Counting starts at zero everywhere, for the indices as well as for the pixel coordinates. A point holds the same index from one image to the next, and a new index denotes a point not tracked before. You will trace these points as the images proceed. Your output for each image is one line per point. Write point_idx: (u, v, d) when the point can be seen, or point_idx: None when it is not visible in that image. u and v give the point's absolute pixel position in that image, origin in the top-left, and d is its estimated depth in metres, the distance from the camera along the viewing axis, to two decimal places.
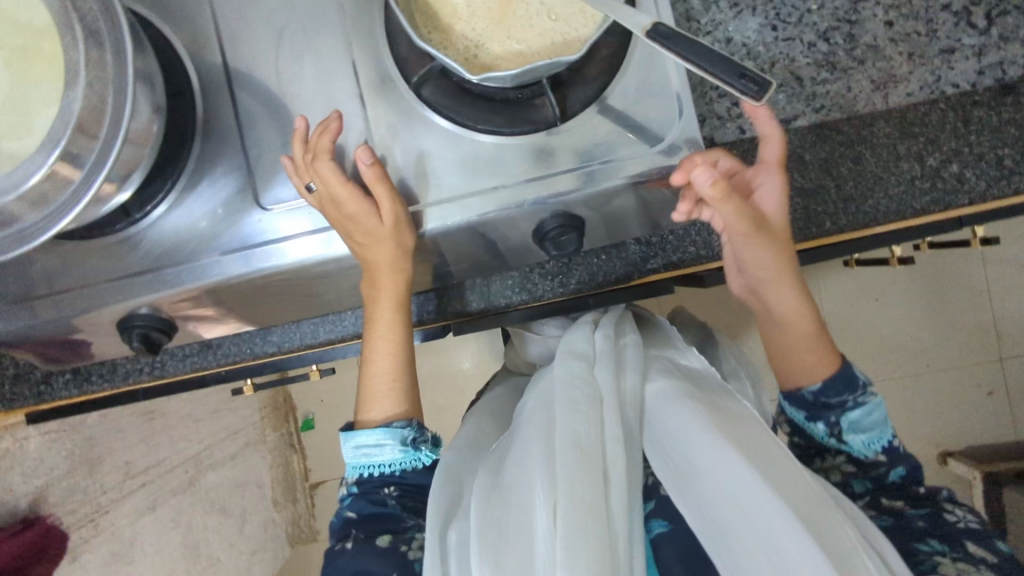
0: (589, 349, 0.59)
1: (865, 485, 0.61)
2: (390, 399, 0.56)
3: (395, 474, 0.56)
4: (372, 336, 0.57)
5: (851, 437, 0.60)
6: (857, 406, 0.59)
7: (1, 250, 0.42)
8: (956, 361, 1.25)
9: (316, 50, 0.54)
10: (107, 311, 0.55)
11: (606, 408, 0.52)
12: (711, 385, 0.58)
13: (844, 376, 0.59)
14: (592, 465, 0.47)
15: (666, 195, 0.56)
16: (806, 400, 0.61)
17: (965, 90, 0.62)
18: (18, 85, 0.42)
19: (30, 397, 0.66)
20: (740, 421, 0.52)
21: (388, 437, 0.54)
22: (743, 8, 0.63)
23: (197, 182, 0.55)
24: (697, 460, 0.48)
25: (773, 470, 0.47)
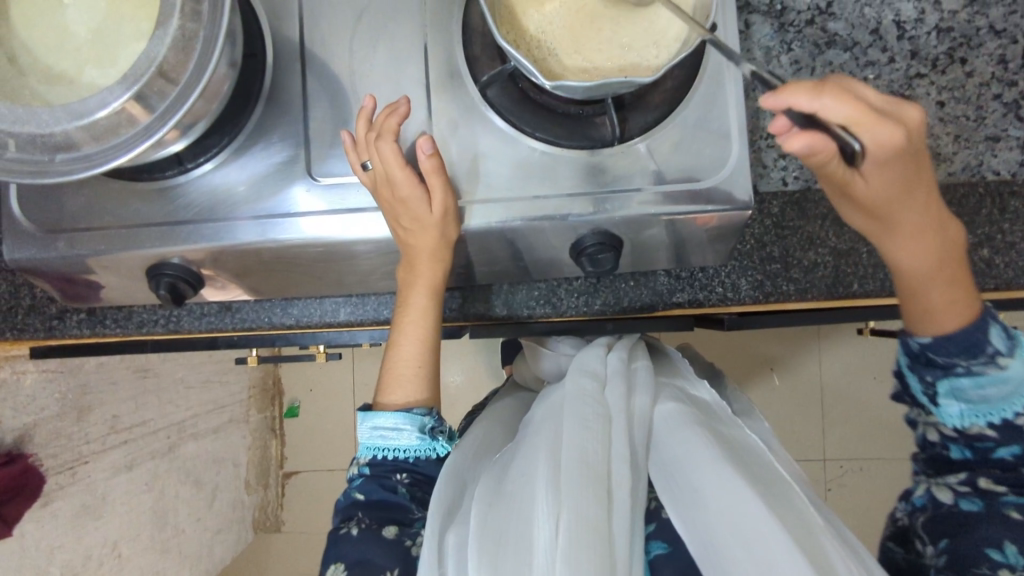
0: (601, 369, 0.59)
1: (963, 452, 0.49)
2: (413, 385, 0.57)
3: (408, 461, 0.56)
4: (402, 321, 0.57)
5: (949, 402, 0.48)
6: (970, 374, 0.46)
7: (62, 172, 0.42)
8: None
9: (392, 36, 0.55)
10: (142, 254, 0.56)
11: (614, 428, 0.52)
12: (720, 418, 0.58)
13: (962, 336, 0.46)
14: (598, 481, 0.47)
15: (705, 234, 0.57)
16: (908, 349, 0.49)
17: (1004, 179, 0.64)
18: (110, 20, 0.43)
19: (40, 330, 0.65)
20: (745, 457, 0.52)
21: (407, 422, 0.55)
22: (802, 67, 0.65)
23: (253, 144, 0.55)
24: (701, 484, 0.48)
25: (777, 504, 0.47)
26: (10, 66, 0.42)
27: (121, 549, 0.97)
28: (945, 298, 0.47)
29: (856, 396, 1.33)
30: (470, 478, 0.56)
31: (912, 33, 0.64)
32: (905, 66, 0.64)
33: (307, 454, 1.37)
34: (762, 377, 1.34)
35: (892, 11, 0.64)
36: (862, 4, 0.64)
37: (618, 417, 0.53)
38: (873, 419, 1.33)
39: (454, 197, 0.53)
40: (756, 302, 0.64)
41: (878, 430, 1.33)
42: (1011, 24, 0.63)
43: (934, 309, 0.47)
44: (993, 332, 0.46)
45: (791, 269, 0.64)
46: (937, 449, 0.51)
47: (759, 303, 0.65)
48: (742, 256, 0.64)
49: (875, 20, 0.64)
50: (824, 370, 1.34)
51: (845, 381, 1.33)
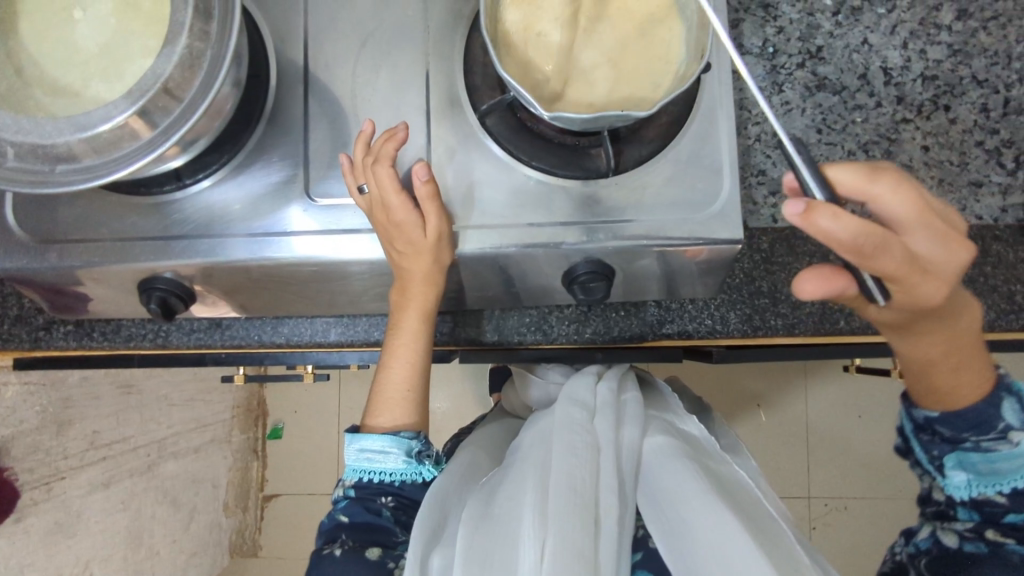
0: (590, 399, 0.59)
1: (970, 515, 0.50)
2: (401, 409, 0.57)
3: (393, 484, 0.56)
4: (394, 344, 0.57)
5: (955, 471, 0.49)
6: (979, 450, 0.48)
7: (63, 182, 0.42)
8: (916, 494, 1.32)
9: (395, 63, 0.57)
10: (134, 267, 0.55)
11: (602, 458, 0.52)
12: (707, 453, 0.58)
13: (974, 414, 0.47)
14: (585, 510, 0.47)
15: (695, 266, 0.57)
16: (915, 419, 0.51)
17: (987, 224, 0.65)
18: (119, 37, 0.44)
19: (26, 340, 0.64)
20: (731, 493, 0.52)
21: (394, 445, 0.55)
22: (793, 107, 0.67)
23: (253, 163, 0.56)
24: (689, 516, 0.48)
25: (764, 541, 0.46)
26: (16, 76, 0.43)
27: (93, 569, 0.94)
28: (963, 380, 0.47)
29: (841, 436, 1.34)
30: (456, 505, 0.55)
31: (898, 79, 0.66)
32: (891, 110, 0.66)
33: (289, 477, 1.35)
34: (748, 413, 1.35)
35: (879, 58, 0.66)
36: (850, 50, 0.67)
37: (606, 448, 0.53)
38: (857, 459, 1.33)
39: (450, 223, 0.53)
40: (744, 336, 0.65)
41: (863, 471, 1.33)
42: (993, 75, 0.66)
43: (955, 389, 0.48)
44: (1005, 406, 0.47)
45: (779, 304, 0.65)
46: (944, 508, 0.52)
47: (747, 336, 0.65)
48: (731, 290, 0.65)
49: (863, 65, 0.67)
50: (809, 408, 1.34)
51: (829, 420, 1.34)
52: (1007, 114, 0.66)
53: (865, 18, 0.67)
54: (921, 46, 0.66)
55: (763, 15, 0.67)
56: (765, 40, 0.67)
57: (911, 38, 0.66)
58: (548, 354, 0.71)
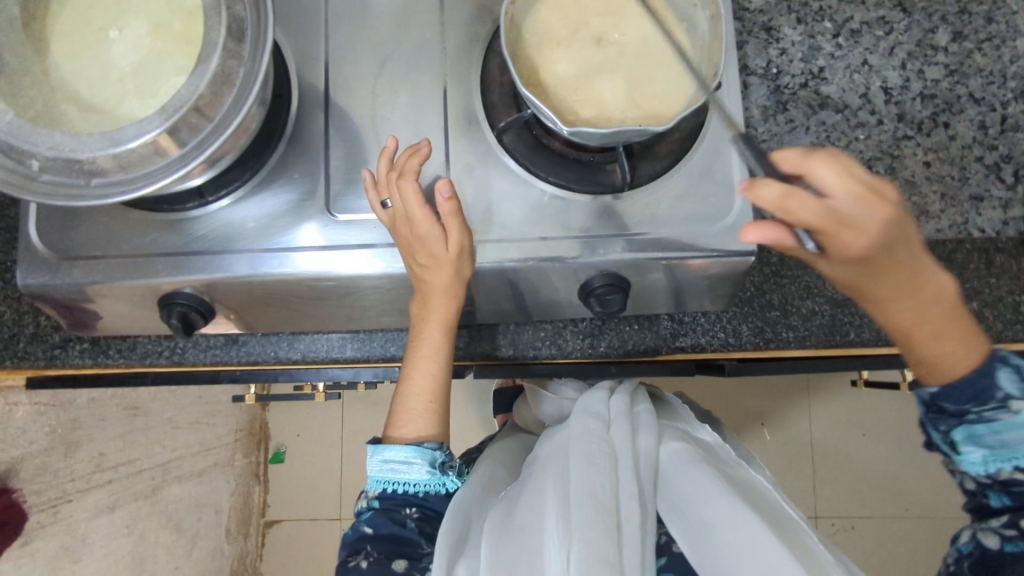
0: (605, 411, 0.59)
1: (1003, 500, 0.48)
2: (424, 420, 0.57)
3: (417, 495, 0.56)
4: (413, 357, 0.58)
5: (970, 448, 0.48)
6: (982, 420, 0.47)
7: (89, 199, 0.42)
8: (925, 514, 1.33)
9: (414, 83, 0.58)
10: (157, 282, 0.56)
11: (620, 466, 0.52)
12: (726, 461, 0.59)
13: (968, 383, 0.47)
14: (606, 516, 0.47)
15: (709, 279, 0.58)
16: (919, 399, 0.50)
17: (989, 237, 0.66)
18: (152, 59, 0.45)
19: (41, 359, 0.64)
20: (754, 499, 0.52)
21: (418, 456, 0.55)
22: (798, 125, 0.68)
23: (274, 180, 0.57)
24: (713, 519, 0.49)
25: (791, 542, 0.46)
26: (51, 94, 0.44)
27: None
28: (952, 343, 0.47)
29: (846, 454, 1.34)
30: (476, 517, 0.56)
31: (898, 99, 0.68)
32: (893, 128, 0.68)
33: (292, 501, 1.34)
34: (753, 432, 1.35)
35: (879, 78, 0.69)
36: (851, 70, 0.69)
37: (623, 455, 0.53)
38: (860, 476, 1.34)
39: (471, 236, 0.54)
40: (757, 348, 0.65)
41: (868, 489, 1.34)
42: (989, 93, 0.68)
43: (938, 359, 0.48)
44: (1002, 375, 0.46)
45: (790, 316, 0.65)
46: (977, 498, 0.50)
47: (759, 349, 0.66)
48: (743, 303, 0.66)
49: (864, 85, 0.69)
50: (812, 425, 1.35)
51: (833, 438, 1.34)
52: (1004, 131, 0.68)
53: (864, 40, 0.69)
54: (919, 66, 0.69)
55: (766, 37, 0.70)
56: (769, 61, 0.69)
57: (909, 59, 0.69)
58: (560, 368, 0.71)
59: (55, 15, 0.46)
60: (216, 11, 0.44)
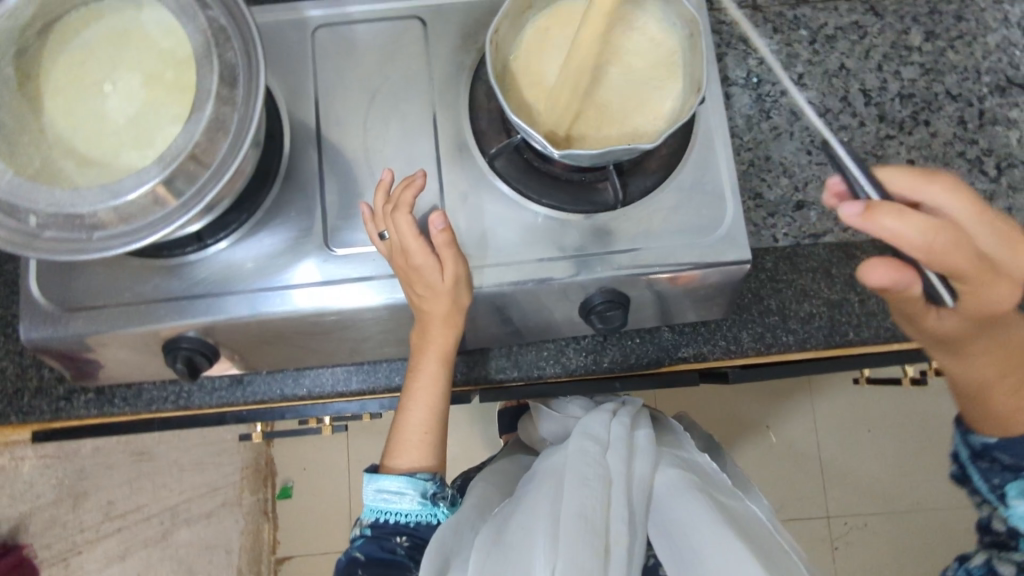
0: (604, 433, 0.59)
1: None
2: (418, 451, 0.60)
3: (408, 525, 0.58)
4: (411, 389, 0.59)
5: (1019, 501, 0.49)
6: None
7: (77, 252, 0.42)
8: (938, 506, 1.33)
9: (403, 115, 0.59)
10: (159, 328, 0.56)
11: (614, 489, 0.52)
12: (719, 488, 0.60)
13: None
14: (595, 538, 0.48)
15: (707, 288, 0.59)
16: (972, 446, 0.51)
17: None
18: (146, 110, 0.46)
19: (47, 412, 0.64)
20: (743, 525, 0.54)
21: (410, 487, 0.58)
22: (782, 132, 0.69)
23: (272, 220, 0.57)
24: (702, 546, 0.49)
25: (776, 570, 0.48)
26: (49, 152, 0.44)
27: None
28: (1014, 403, 0.49)
29: (852, 450, 1.35)
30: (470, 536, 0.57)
31: (877, 99, 0.70)
32: (875, 128, 0.69)
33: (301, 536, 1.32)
34: (758, 434, 1.35)
35: (857, 81, 0.70)
36: (829, 75, 0.70)
37: (617, 478, 0.53)
38: (868, 472, 1.34)
39: (466, 266, 0.54)
40: (758, 354, 0.66)
41: (878, 484, 1.34)
42: (965, 90, 0.70)
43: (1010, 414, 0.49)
44: None
45: (789, 320, 0.66)
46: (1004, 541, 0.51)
47: (760, 354, 0.66)
48: (741, 310, 0.66)
49: (843, 89, 0.70)
50: (816, 425, 1.35)
51: (839, 435, 1.35)
52: (983, 125, 0.69)
53: (839, 45, 0.71)
54: (895, 68, 0.70)
55: (744, 47, 0.71)
56: (749, 71, 0.71)
57: (884, 61, 0.71)
58: (564, 386, 0.71)
59: (45, 71, 0.46)
60: (208, 60, 0.45)
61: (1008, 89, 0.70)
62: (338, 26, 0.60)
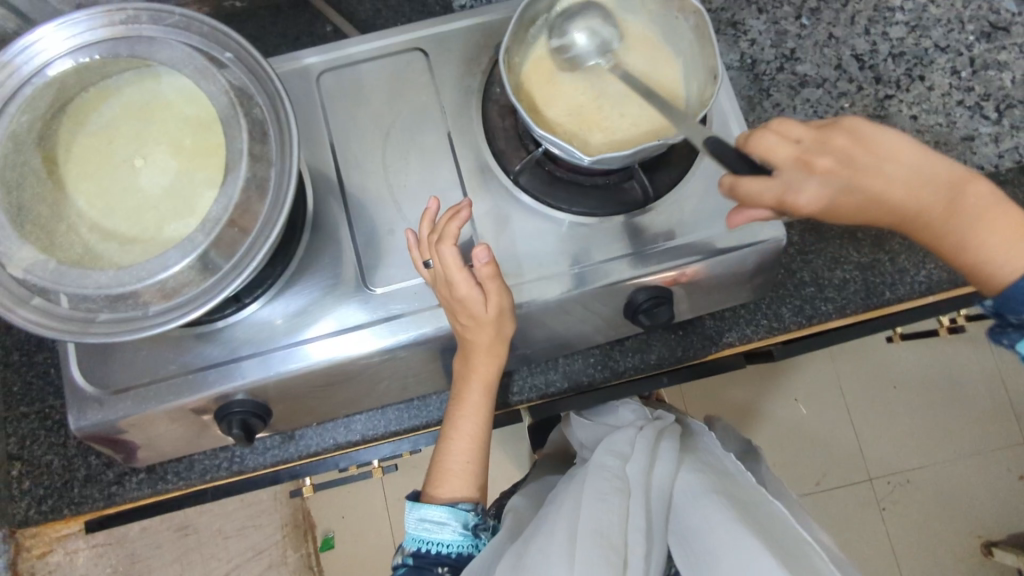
0: (627, 449, 0.61)
1: None
2: (461, 481, 0.60)
3: (450, 555, 0.59)
4: (456, 417, 0.60)
5: None
6: None
7: (131, 329, 0.42)
8: (976, 451, 1.34)
9: (420, 146, 0.59)
10: (209, 396, 0.55)
11: (631, 501, 0.53)
12: (742, 488, 0.59)
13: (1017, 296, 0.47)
14: (612, 551, 0.48)
15: (746, 271, 0.59)
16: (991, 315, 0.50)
17: (990, 171, 0.69)
18: (176, 180, 0.45)
19: (99, 499, 0.62)
20: (765, 522, 0.53)
21: (453, 516, 0.58)
22: (784, 108, 0.70)
23: (305, 270, 0.57)
24: (715, 547, 0.49)
25: (796, 565, 0.46)
26: (86, 236, 0.44)
27: None
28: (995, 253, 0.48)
29: (883, 409, 1.35)
30: None
31: (871, 62, 0.71)
32: (873, 91, 0.71)
33: None
34: (788, 410, 1.35)
35: (848, 47, 0.72)
36: (820, 46, 0.72)
37: (634, 490, 0.54)
38: (902, 428, 1.35)
39: (510, 297, 0.54)
40: (802, 327, 0.66)
41: (913, 439, 1.35)
42: (952, 41, 0.72)
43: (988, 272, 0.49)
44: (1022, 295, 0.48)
45: (825, 290, 0.66)
46: None
47: (803, 327, 0.67)
48: (778, 287, 0.66)
49: (836, 57, 0.71)
50: (844, 391, 1.36)
51: (868, 397, 1.36)
52: (976, 71, 0.71)
53: (825, 16, 0.72)
54: (882, 29, 0.72)
55: (734, 32, 0.72)
56: (742, 53, 0.72)
57: (870, 24, 0.72)
58: (614, 390, 0.71)
59: (68, 155, 0.46)
60: (235, 119, 0.44)
61: (993, 34, 0.72)
62: (341, 68, 0.61)
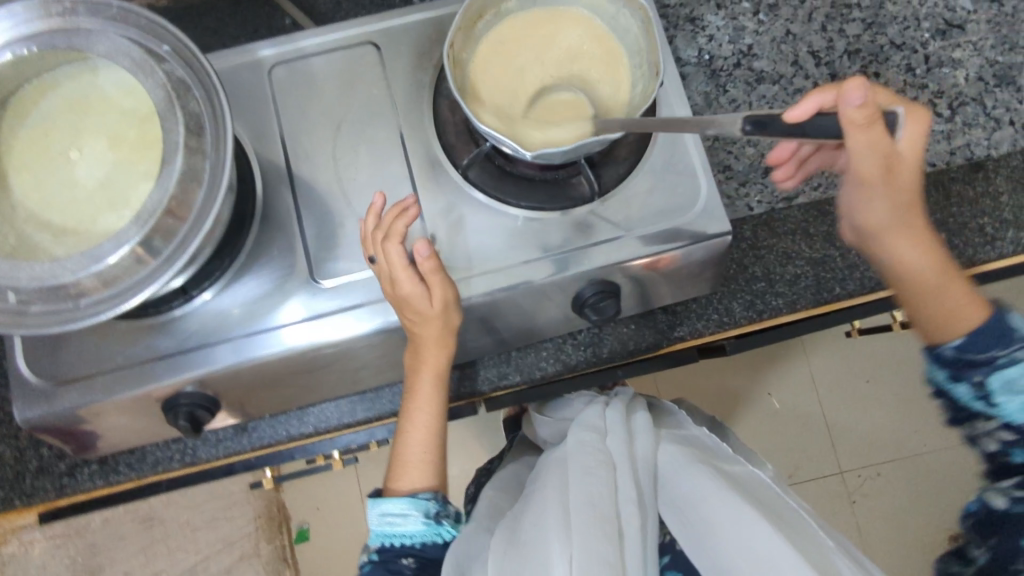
0: (602, 423, 0.61)
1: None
2: (419, 471, 0.61)
3: (414, 546, 0.58)
4: (411, 410, 0.60)
5: (1007, 399, 0.50)
6: (1014, 363, 0.50)
7: (61, 322, 0.42)
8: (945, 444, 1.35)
9: (370, 139, 0.59)
10: (156, 388, 0.55)
11: (618, 474, 0.53)
12: (722, 458, 0.61)
13: (994, 328, 0.51)
14: (607, 522, 0.48)
15: (694, 266, 0.60)
16: (945, 358, 0.53)
17: (941, 168, 0.69)
18: (113, 172, 0.45)
19: (51, 490, 0.63)
20: (751, 491, 0.54)
21: (413, 507, 0.58)
22: (740, 103, 0.71)
23: (253, 262, 0.57)
24: (710, 514, 0.51)
25: (789, 528, 0.48)
26: (21, 227, 0.44)
27: None
28: (947, 299, 0.54)
29: (853, 402, 1.37)
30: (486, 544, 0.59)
31: (827, 59, 0.72)
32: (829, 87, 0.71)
33: None
34: (760, 404, 1.37)
35: (805, 44, 0.72)
36: (777, 42, 0.72)
37: (620, 464, 0.54)
38: (872, 421, 1.36)
39: (454, 290, 0.55)
40: (752, 321, 0.67)
41: (882, 432, 1.36)
42: (908, 38, 0.72)
43: (947, 315, 0.53)
44: (1013, 317, 0.51)
45: (776, 285, 0.67)
46: (999, 459, 0.52)
47: (754, 322, 0.67)
48: (729, 282, 0.67)
49: (793, 54, 0.72)
50: (816, 384, 1.37)
51: (839, 391, 1.37)
52: (931, 69, 0.71)
53: (783, 12, 0.73)
54: (839, 26, 0.72)
55: (692, 27, 0.72)
56: (700, 49, 0.72)
57: (828, 21, 0.73)
58: (570, 383, 0.72)
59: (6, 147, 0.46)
60: (172, 112, 0.44)
61: (949, 32, 0.72)
62: (293, 61, 0.60)
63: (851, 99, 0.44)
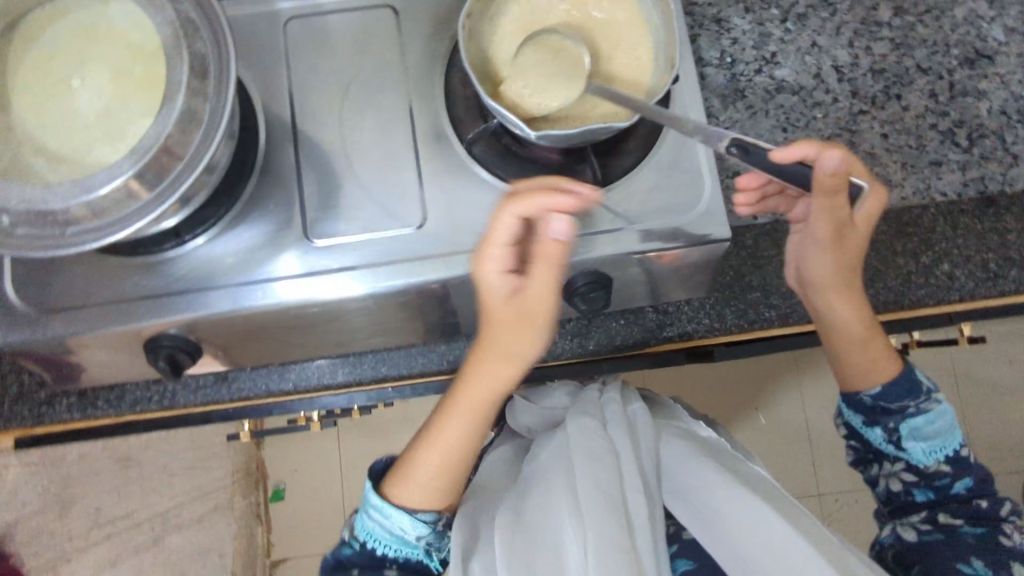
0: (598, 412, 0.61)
1: (926, 494, 0.62)
2: (422, 492, 0.59)
3: (397, 557, 0.60)
4: (452, 410, 0.59)
5: (913, 444, 0.62)
6: (920, 412, 0.61)
7: (46, 247, 0.42)
8: None
9: (379, 104, 0.59)
10: (139, 326, 0.55)
11: (623, 460, 0.54)
12: (721, 450, 0.62)
13: (905, 380, 0.61)
14: (619, 509, 0.49)
15: (690, 267, 0.60)
16: (864, 404, 0.63)
17: (951, 199, 0.69)
18: (114, 105, 0.45)
19: (28, 418, 0.63)
20: (755, 481, 0.56)
21: (408, 529, 0.59)
22: (757, 111, 0.70)
23: (249, 213, 0.57)
24: (720, 504, 0.52)
25: (797, 519, 0.51)
26: (18, 150, 0.44)
27: None
28: (867, 359, 0.62)
29: None
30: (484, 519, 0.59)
31: (850, 75, 0.71)
32: (848, 104, 0.70)
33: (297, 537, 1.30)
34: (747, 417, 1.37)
35: (830, 57, 0.71)
36: (802, 53, 0.71)
37: (625, 453, 0.55)
38: None
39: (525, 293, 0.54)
40: (741, 330, 0.66)
41: None
42: (935, 63, 0.71)
43: (868, 367, 0.62)
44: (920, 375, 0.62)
45: (771, 296, 0.66)
46: (903, 498, 0.64)
47: (744, 331, 0.67)
48: (723, 288, 0.67)
49: (815, 66, 0.71)
50: (805, 404, 1.37)
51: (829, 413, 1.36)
52: (954, 97, 0.70)
53: (811, 23, 0.72)
54: (866, 43, 0.71)
55: (717, 28, 0.71)
56: (722, 51, 0.71)
57: (855, 37, 0.71)
58: (553, 370, 0.72)
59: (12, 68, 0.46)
60: (179, 52, 0.44)
61: (977, 61, 0.71)
62: (309, 17, 0.60)
63: (828, 162, 0.49)
